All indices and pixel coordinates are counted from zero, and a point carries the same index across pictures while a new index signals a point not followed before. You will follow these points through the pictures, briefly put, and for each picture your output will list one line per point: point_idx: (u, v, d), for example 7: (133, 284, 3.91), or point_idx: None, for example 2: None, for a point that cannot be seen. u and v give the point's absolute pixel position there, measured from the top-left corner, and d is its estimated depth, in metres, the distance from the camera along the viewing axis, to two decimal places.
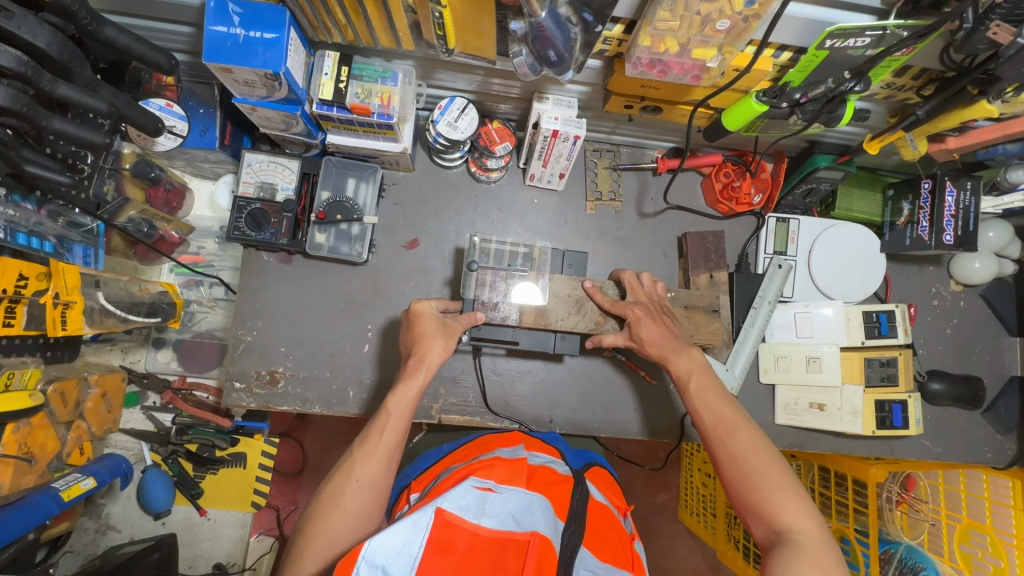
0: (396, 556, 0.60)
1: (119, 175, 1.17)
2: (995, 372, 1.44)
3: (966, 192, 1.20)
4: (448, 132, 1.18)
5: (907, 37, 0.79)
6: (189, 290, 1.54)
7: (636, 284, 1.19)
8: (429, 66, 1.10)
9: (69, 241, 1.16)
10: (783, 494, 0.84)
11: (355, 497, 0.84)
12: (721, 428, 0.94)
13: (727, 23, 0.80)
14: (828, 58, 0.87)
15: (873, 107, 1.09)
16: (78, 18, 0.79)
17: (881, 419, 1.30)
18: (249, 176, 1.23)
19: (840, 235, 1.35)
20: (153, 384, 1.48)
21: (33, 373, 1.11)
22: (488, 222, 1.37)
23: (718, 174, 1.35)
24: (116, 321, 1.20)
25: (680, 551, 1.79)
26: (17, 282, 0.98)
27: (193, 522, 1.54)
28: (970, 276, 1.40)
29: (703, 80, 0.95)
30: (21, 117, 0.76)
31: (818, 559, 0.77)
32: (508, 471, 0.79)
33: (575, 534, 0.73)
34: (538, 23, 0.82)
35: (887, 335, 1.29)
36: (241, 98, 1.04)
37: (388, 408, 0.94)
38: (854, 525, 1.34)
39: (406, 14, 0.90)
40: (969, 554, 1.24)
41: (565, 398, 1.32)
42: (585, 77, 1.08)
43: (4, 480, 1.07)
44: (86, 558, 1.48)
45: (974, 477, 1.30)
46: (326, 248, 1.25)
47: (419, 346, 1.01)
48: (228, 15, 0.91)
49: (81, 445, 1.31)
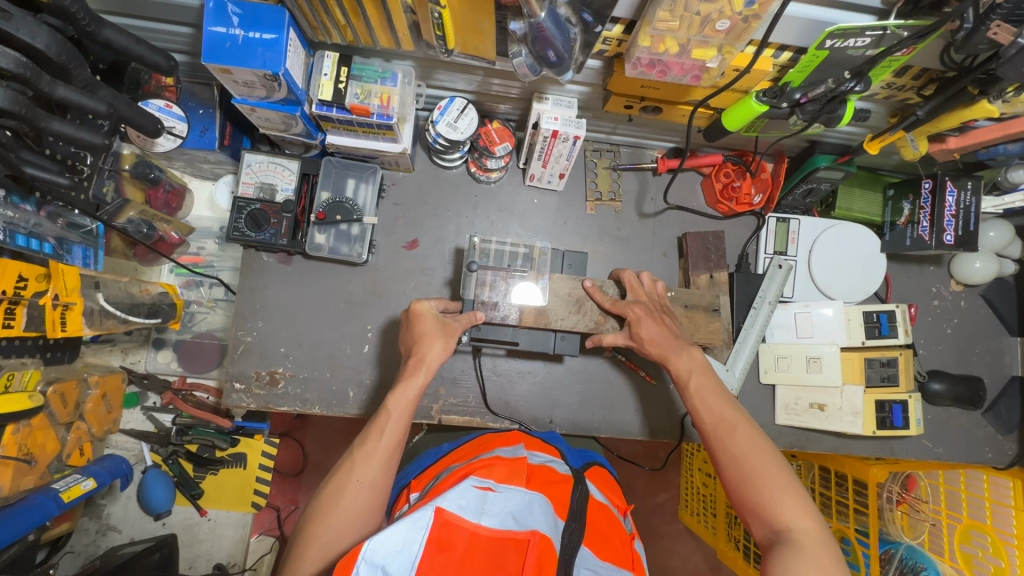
0: (395, 556, 0.61)
1: (118, 176, 1.17)
2: (996, 372, 1.44)
3: (966, 192, 1.20)
4: (447, 132, 1.18)
5: (907, 37, 0.79)
6: (189, 291, 1.54)
7: (636, 283, 1.19)
8: (429, 67, 1.10)
9: (68, 242, 1.16)
10: (783, 494, 0.84)
11: (355, 497, 0.84)
12: (721, 428, 0.94)
13: (726, 24, 0.79)
14: (829, 58, 0.87)
15: (873, 107, 1.09)
16: (76, 19, 0.79)
17: (881, 419, 1.30)
18: (249, 176, 1.23)
19: (840, 235, 1.35)
20: (153, 384, 1.48)
21: (33, 374, 1.11)
22: (488, 222, 1.36)
23: (719, 174, 1.35)
24: (116, 322, 1.20)
25: (680, 551, 1.79)
26: (17, 284, 0.98)
27: (193, 522, 1.54)
28: (970, 275, 1.40)
29: (703, 80, 0.95)
30: (19, 118, 0.76)
31: (818, 559, 0.77)
32: (507, 470, 0.79)
33: (575, 533, 0.73)
34: (538, 23, 0.82)
35: (888, 336, 1.29)
36: (240, 99, 1.04)
37: (388, 408, 0.94)
38: (854, 525, 1.33)
39: (406, 15, 0.90)
40: (969, 554, 1.24)
41: (565, 399, 1.32)
42: (585, 77, 1.08)
43: (5, 481, 1.07)
44: (86, 558, 1.48)
45: (975, 478, 1.30)
46: (326, 249, 1.25)
47: (419, 346, 1.01)
48: (227, 16, 0.90)
49: (81, 446, 1.31)
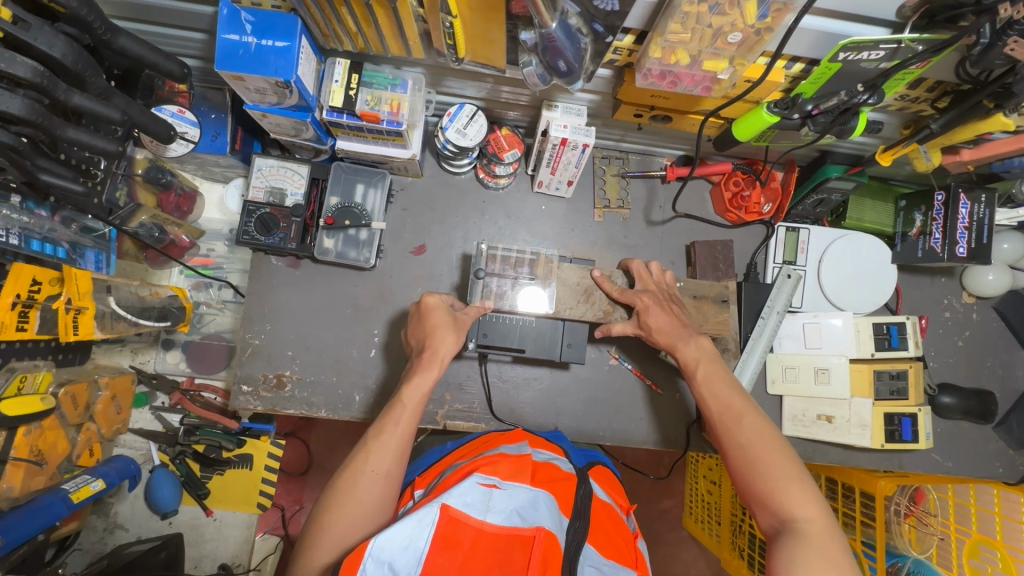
0: (402, 552, 0.61)
1: (132, 180, 1.20)
2: (1008, 387, 1.42)
3: (980, 204, 1.19)
4: (456, 138, 1.18)
5: (923, 51, 0.77)
6: (198, 293, 1.56)
7: (645, 273, 1.18)
8: (439, 74, 1.11)
9: (81, 247, 1.18)
10: (790, 485, 0.83)
11: (370, 488, 0.84)
12: (729, 416, 0.94)
13: (738, 37, 0.79)
14: (842, 70, 0.86)
15: (886, 119, 1.09)
16: (93, 28, 0.80)
17: (890, 432, 1.27)
18: (259, 180, 1.24)
19: (851, 244, 1.33)
20: (162, 384, 1.49)
21: (44, 377, 1.15)
22: (496, 228, 1.36)
23: (728, 183, 1.33)
24: (126, 325, 1.23)
25: (684, 558, 1.78)
26: (30, 288, 1.02)
27: (199, 522, 1.55)
28: (982, 287, 1.38)
29: (714, 91, 0.95)
30: (36, 127, 0.77)
31: (825, 550, 0.76)
32: (513, 467, 0.78)
33: (581, 531, 0.72)
34: (549, 34, 0.82)
35: (897, 347, 1.27)
36: (253, 104, 1.05)
37: (402, 399, 0.94)
38: (861, 537, 1.34)
39: (417, 23, 0.90)
40: (978, 569, 1.24)
41: (570, 405, 1.32)
42: (595, 85, 1.08)
43: (16, 482, 1.09)
44: (94, 556, 1.49)
45: (984, 492, 1.32)
46: (334, 253, 1.26)
47: (432, 339, 1.02)
48: (240, 24, 0.91)
49: (91, 446, 1.33)
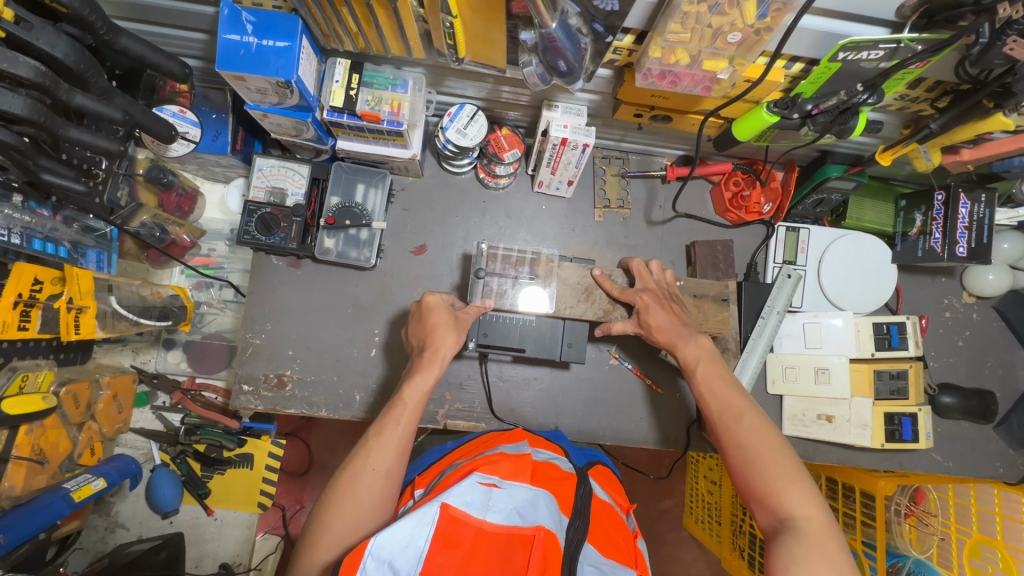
0: (401, 551, 0.62)
1: (133, 179, 1.20)
2: (1008, 387, 1.42)
3: (979, 204, 1.19)
4: (456, 138, 1.18)
5: (922, 51, 0.77)
6: (199, 292, 1.56)
7: (645, 272, 1.18)
8: (439, 73, 1.11)
9: (83, 247, 1.18)
10: (790, 483, 0.83)
11: (370, 487, 0.84)
12: (728, 415, 0.94)
13: (738, 37, 0.79)
14: (841, 70, 0.86)
15: (886, 118, 1.09)
16: (95, 28, 0.80)
17: (890, 431, 1.27)
18: (260, 180, 1.24)
19: (851, 244, 1.33)
20: (163, 383, 1.50)
21: (46, 376, 1.15)
22: (496, 228, 1.37)
23: (728, 183, 1.33)
24: (127, 325, 1.24)
25: (684, 559, 1.78)
26: (32, 287, 1.02)
27: (199, 522, 1.55)
28: (983, 287, 1.38)
29: (714, 91, 0.95)
30: (38, 127, 0.77)
31: (824, 548, 0.76)
32: (513, 466, 0.78)
33: (580, 530, 0.72)
34: (549, 34, 0.82)
35: (898, 347, 1.27)
36: (253, 104, 1.05)
37: (402, 398, 0.94)
38: (861, 537, 1.34)
39: (417, 23, 0.90)
40: (979, 569, 1.23)
41: (570, 405, 1.32)
42: (595, 85, 1.08)
43: (18, 481, 1.09)
44: (94, 556, 1.50)
45: (985, 492, 1.30)
46: (334, 253, 1.26)
47: (432, 338, 1.02)
48: (241, 24, 0.92)
49: (92, 445, 1.34)
